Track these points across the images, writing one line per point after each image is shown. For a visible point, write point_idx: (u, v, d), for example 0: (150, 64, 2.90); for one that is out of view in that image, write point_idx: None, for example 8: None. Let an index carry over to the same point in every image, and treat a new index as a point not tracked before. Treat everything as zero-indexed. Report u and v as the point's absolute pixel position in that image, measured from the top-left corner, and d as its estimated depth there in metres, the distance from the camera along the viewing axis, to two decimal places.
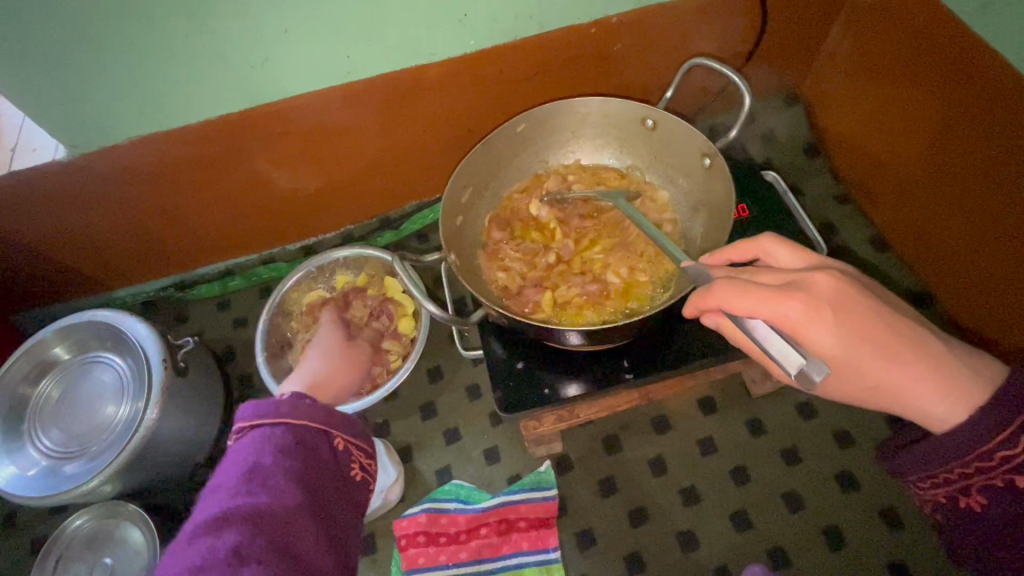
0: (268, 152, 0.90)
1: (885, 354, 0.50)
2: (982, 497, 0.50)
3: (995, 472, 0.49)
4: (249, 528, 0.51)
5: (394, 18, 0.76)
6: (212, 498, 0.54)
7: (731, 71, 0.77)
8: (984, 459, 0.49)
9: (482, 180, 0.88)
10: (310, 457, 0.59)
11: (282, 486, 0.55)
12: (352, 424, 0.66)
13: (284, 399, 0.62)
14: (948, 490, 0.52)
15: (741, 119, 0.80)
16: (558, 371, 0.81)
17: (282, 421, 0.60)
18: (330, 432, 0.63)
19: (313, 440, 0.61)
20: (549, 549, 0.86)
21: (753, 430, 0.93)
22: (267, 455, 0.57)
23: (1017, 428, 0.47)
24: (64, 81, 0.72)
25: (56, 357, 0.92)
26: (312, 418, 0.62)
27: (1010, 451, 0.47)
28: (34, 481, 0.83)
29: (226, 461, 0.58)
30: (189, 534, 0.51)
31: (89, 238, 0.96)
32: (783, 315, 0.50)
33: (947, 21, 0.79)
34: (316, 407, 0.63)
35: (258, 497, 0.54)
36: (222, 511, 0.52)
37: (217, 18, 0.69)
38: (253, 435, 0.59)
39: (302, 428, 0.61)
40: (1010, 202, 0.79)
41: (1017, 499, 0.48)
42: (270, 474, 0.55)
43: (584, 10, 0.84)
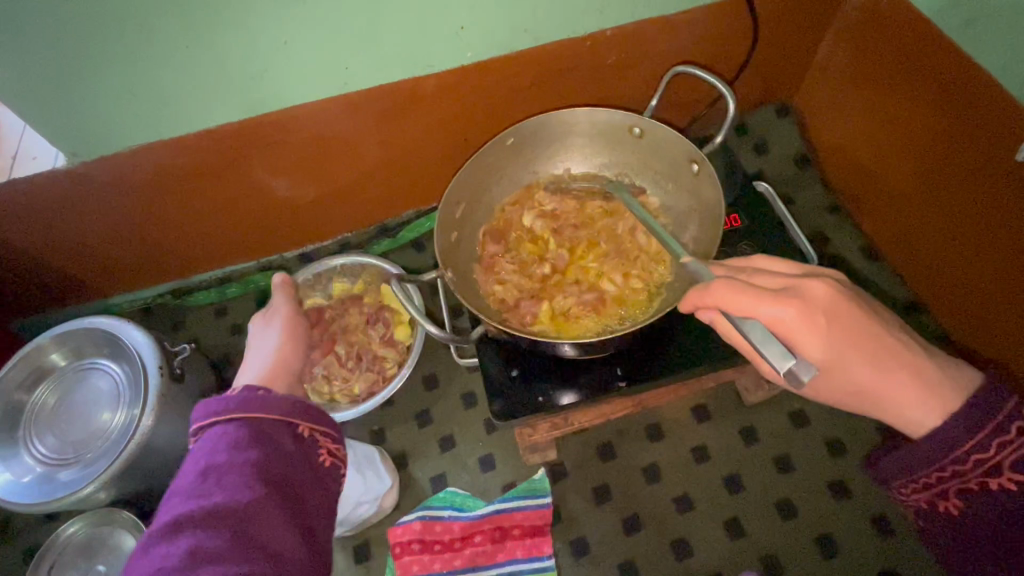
0: (266, 162, 0.91)
1: (869, 360, 0.52)
2: (959, 501, 0.50)
3: (970, 476, 0.49)
4: (201, 530, 0.50)
5: (392, 31, 0.77)
6: (169, 504, 0.53)
7: (714, 77, 0.79)
8: (960, 463, 0.49)
9: (477, 192, 0.89)
10: (266, 447, 0.57)
11: (235, 481, 0.54)
12: (312, 408, 0.63)
13: (235, 393, 0.60)
14: (928, 494, 0.52)
15: (726, 123, 0.82)
16: (553, 379, 0.82)
17: (233, 416, 0.58)
18: (291, 420, 0.60)
19: (271, 430, 0.59)
20: (543, 557, 0.87)
21: (746, 438, 0.94)
22: (220, 453, 0.55)
23: (991, 432, 0.48)
24: (63, 91, 0.73)
25: (52, 363, 0.92)
26: (270, 408, 0.59)
27: (983, 455, 0.48)
28: (28, 488, 0.83)
29: (186, 462, 0.57)
30: (147, 542, 0.50)
31: (86, 245, 0.96)
32: (777, 318, 0.52)
33: (934, 36, 0.81)
34: (271, 398, 0.60)
35: (213, 496, 0.52)
36: (176, 516, 0.51)
37: (217, 31, 0.70)
38: (204, 432, 0.58)
39: (259, 420, 0.58)
40: (1002, 216, 0.80)
41: (993, 503, 0.49)
42: (221, 473, 0.54)
43: (578, 23, 0.85)
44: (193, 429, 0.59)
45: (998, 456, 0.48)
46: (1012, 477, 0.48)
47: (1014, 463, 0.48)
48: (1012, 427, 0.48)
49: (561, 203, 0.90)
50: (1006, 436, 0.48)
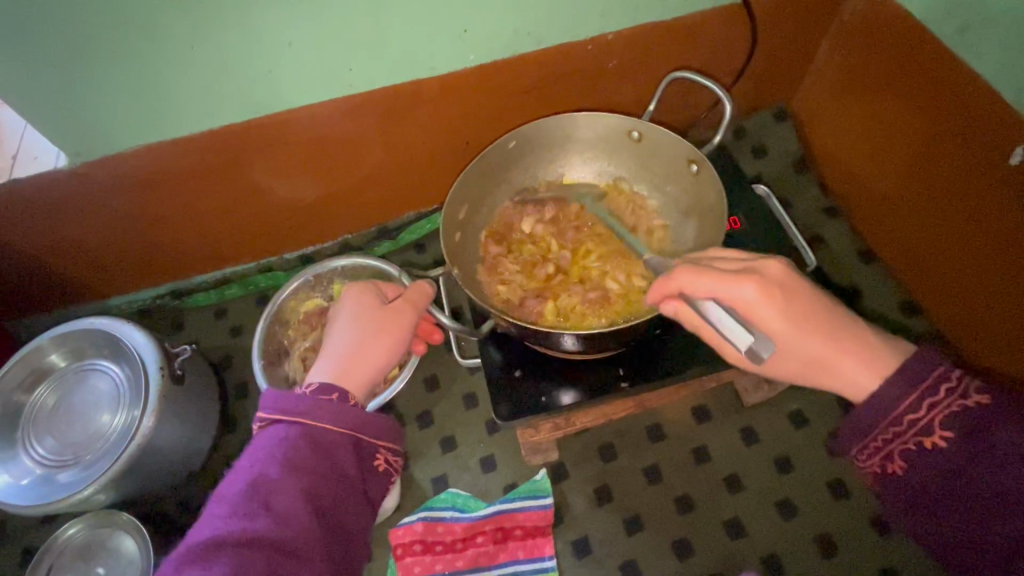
0: (268, 163, 0.91)
1: (827, 337, 0.55)
2: (903, 462, 0.52)
3: (908, 436, 0.51)
4: (245, 552, 0.49)
5: (396, 33, 0.78)
6: (223, 501, 0.53)
7: (711, 81, 0.80)
8: (896, 423, 0.51)
9: (479, 194, 0.90)
10: (323, 465, 0.57)
11: (285, 504, 0.53)
12: (379, 426, 0.63)
13: (309, 395, 0.61)
14: (878, 459, 0.53)
15: (725, 124, 0.82)
16: (556, 379, 0.82)
17: (302, 423, 0.59)
18: (358, 437, 0.61)
19: (333, 443, 0.59)
20: (545, 557, 0.87)
21: (747, 439, 0.94)
22: (283, 461, 0.56)
23: (922, 392, 0.50)
24: (68, 90, 0.73)
25: (51, 364, 0.91)
26: (335, 423, 0.60)
27: (916, 414, 0.51)
28: (27, 490, 0.82)
29: (246, 457, 0.58)
30: (183, 554, 0.49)
31: (87, 245, 0.96)
32: (741, 297, 0.55)
33: (928, 42, 0.82)
34: (341, 412, 0.60)
35: (266, 509, 0.53)
36: (230, 519, 0.51)
37: (222, 31, 0.70)
38: (267, 436, 0.58)
39: (323, 433, 0.59)
40: (999, 220, 0.81)
41: (934, 461, 0.50)
42: (281, 484, 0.54)
43: (581, 27, 0.86)
44: (262, 418, 0.60)
45: (929, 414, 0.50)
46: (943, 434, 0.50)
47: (946, 420, 0.50)
48: (943, 387, 0.50)
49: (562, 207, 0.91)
50: (936, 396, 0.50)
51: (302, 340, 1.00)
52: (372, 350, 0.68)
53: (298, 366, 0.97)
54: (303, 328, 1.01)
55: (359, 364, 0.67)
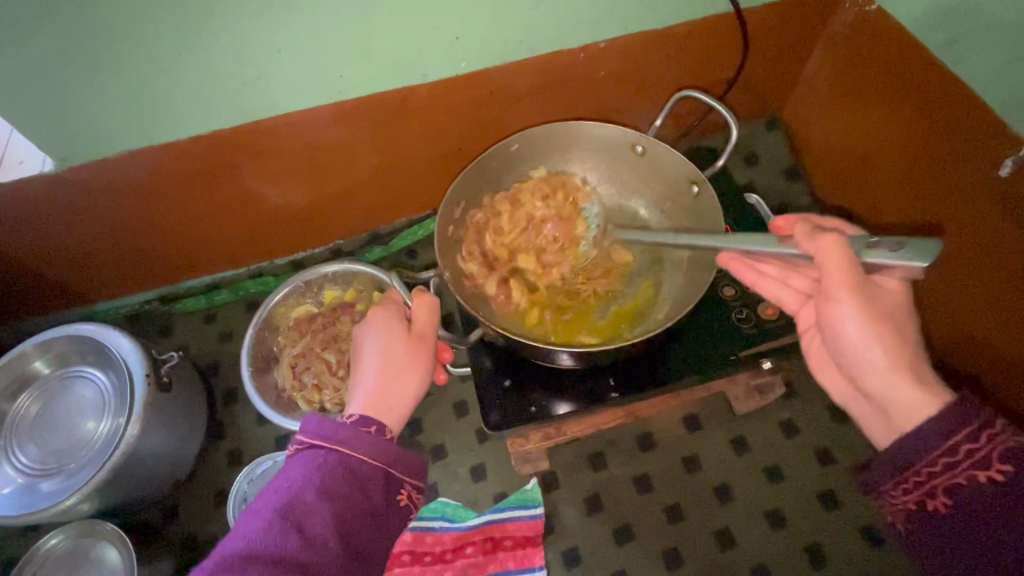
0: (260, 169, 0.91)
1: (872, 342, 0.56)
2: (946, 499, 0.50)
3: (960, 469, 0.49)
4: (273, 572, 0.48)
5: (386, 40, 0.77)
6: (249, 523, 0.52)
7: (720, 104, 0.81)
8: (950, 453, 0.49)
9: (476, 194, 0.88)
10: (356, 495, 0.55)
11: (313, 532, 0.52)
12: (409, 461, 0.61)
13: (346, 421, 0.59)
14: (915, 495, 0.51)
15: (728, 147, 0.83)
16: (547, 389, 0.81)
17: (339, 449, 0.57)
18: (389, 471, 0.59)
19: (368, 474, 0.57)
20: (535, 568, 0.86)
21: (737, 448, 0.94)
22: (312, 489, 0.54)
23: (976, 425, 0.48)
24: (53, 94, 0.72)
25: (35, 371, 0.90)
26: (369, 454, 0.58)
27: (971, 446, 0.48)
28: (8, 500, 0.81)
29: (277, 477, 0.56)
30: (214, 565, 0.48)
31: (74, 249, 0.95)
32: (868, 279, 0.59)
33: (920, 53, 0.83)
34: (376, 443, 0.59)
35: (290, 539, 0.50)
36: (254, 545, 0.49)
37: (211, 38, 0.70)
38: (302, 458, 0.56)
39: (355, 463, 0.57)
40: (999, 240, 0.79)
41: (985, 495, 0.48)
42: (308, 513, 0.52)
43: (572, 35, 0.86)
44: (299, 439, 0.58)
45: (987, 447, 0.48)
46: (1001, 469, 0.47)
47: (1001, 456, 0.47)
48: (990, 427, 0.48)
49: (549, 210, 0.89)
50: (990, 429, 0.48)
51: (291, 346, 1.00)
52: (405, 377, 0.66)
53: (287, 374, 0.97)
54: (293, 333, 1.01)
55: (397, 395, 0.65)
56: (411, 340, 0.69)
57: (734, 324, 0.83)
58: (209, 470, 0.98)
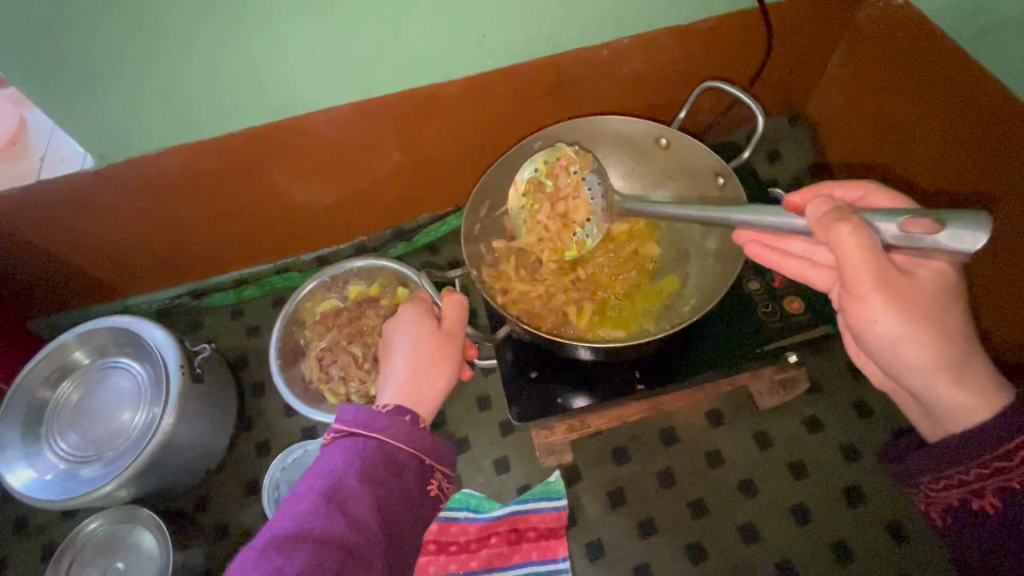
0: (290, 166, 0.93)
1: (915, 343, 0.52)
2: (984, 505, 0.52)
3: (1009, 475, 0.49)
4: (320, 552, 0.49)
5: (415, 38, 0.79)
6: (294, 507, 0.53)
7: (741, 93, 0.81)
8: (1002, 458, 0.50)
9: (500, 196, 0.90)
10: (394, 481, 0.57)
11: (356, 515, 0.53)
12: (441, 450, 0.62)
13: (381, 411, 0.61)
14: (960, 491, 0.53)
15: (752, 140, 0.83)
16: (572, 382, 0.82)
17: (376, 436, 0.58)
18: (423, 459, 0.60)
19: (403, 461, 0.58)
20: (559, 559, 0.87)
21: (761, 443, 0.94)
22: (352, 475, 0.55)
23: (1015, 442, 0.49)
24: (96, 92, 0.74)
25: (74, 361, 0.93)
26: (404, 442, 0.59)
27: (1008, 463, 0.49)
28: (51, 485, 0.84)
29: (317, 464, 0.57)
30: (263, 546, 0.49)
31: (110, 244, 0.98)
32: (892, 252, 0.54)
33: (950, 48, 0.82)
34: (410, 432, 0.60)
35: (334, 523, 0.52)
36: (300, 528, 0.51)
37: (246, 36, 0.71)
38: (342, 445, 0.58)
39: (392, 450, 0.58)
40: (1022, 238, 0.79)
41: None
42: (349, 498, 0.54)
43: (596, 32, 0.86)
44: (337, 428, 0.59)
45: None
46: None
47: None
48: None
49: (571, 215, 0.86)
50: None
51: (318, 340, 1.01)
52: (436, 371, 0.68)
53: (314, 367, 0.99)
54: (319, 328, 1.02)
55: (428, 389, 0.67)
56: (440, 335, 0.70)
57: (759, 318, 0.83)
58: (239, 460, 1.00)
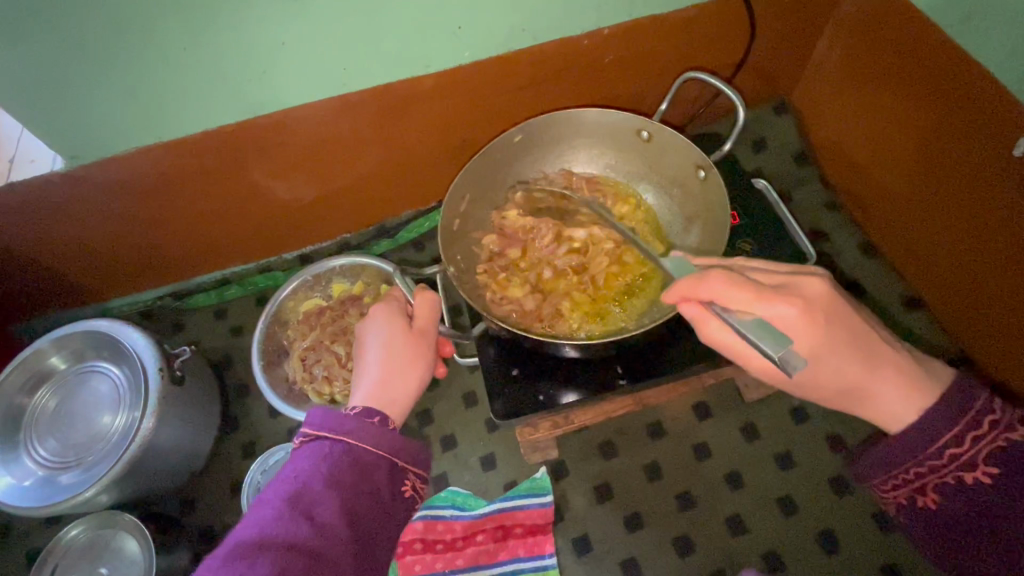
0: (267, 163, 0.91)
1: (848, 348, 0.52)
2: (937, 496, 0.50)
3: (946, 471, 0.49)
4: (284, 560, 0.49)
5: (389, 30, 0.77)
6: (259, 514, 0.52)
7: (723, 84, 0.80)
8: (936, 456, 0.49)
9: (479, 190, 0.89)
10: (363, 484, 0.56)
11: (324, 519, 0.52)
12: (413, 451, 0.62)
13: (350, 413, 0.60)
14: (906, 490, 0.51)
15: (734, 131, 0.82)
16: (555, 378, 0.82)
17: (345, 440, 0.58)
18: (393, 460, 0.60)
19: (373, 464, 0.58)
20: (545, 555, 0.87)
21: (747, 435, 0.94)
22: (319, 478, 0.55)
23: (966, 426, 0.49)
24: (62, 92, 0.72)
25: (52, 366, 0.92)
26: (373, 444, 0.59)
27: (958, 448, 0.49)
28: (30, 492, 0.83)
29: (285, 469, 0.57)
30: (226, 554, 0.49)
31: (87, 246, 0.96)
32: (779, 313, 0.51)
33: (930, 31, 0.81)
34: (381, 433, 0.60)
35: (300, 528, 0.51)
36: (265, 534, 0.50)
37: (214, 33, 0.70)
38: (310, 449, 0.57)
39: (361, 452, 0.58)
40: (1012, 221, 0.79)
41: (971, 494, 0.49)
42: (316, 502, 0.53)
43: (576, 21, 0.85)
44: (305, 432, 0.59)
45: (973, 448, 0.48)
46: (987, 470, 0.48)
47: (988, 457, 0.48)
48: (985, 421, 0.48)
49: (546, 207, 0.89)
50: (980, 431, 0.48)
51: (301, 340, 1.00)
52: (410, 372, 0.67)
53: (297, 366, 0.98)
54: (303, 327, 1.01)
55: (402, 390, 0.66)
56: (413, 336, 0.69)
57: None
58: (223, 462, 1.00)
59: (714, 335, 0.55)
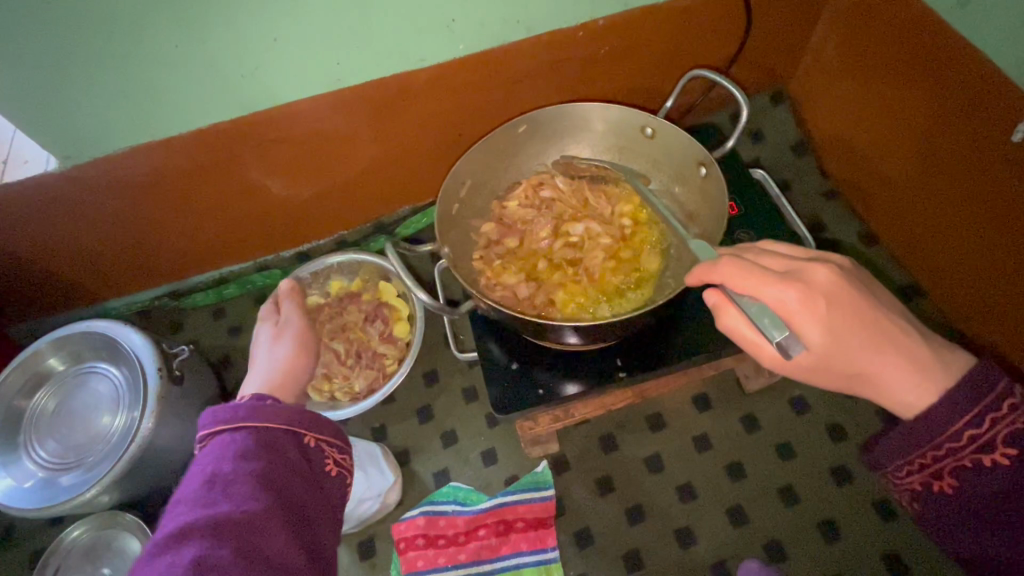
0: (264, 161, 0.91)
1: (860, 337, 0.51)
2: (954, 480, 0.50)
3: (964, 453, 0.49)
4: (212, 537, 0.51)
5: (383, 24, 0.76)
6: (172, 514, 0.54)
7: (731, 82, 0.78)
8: (953, 439, 0.49)
9: (479, 180, 0.90)
10: (274, 457, 0.60)
11: (241, 493, 0.55)
12: (319, 421, 0.67)
13: (242, 402, 0.63)
14: (923, 475, 0.51)
15: (739, 128, 0.81)
16: (557, 371, 0.81)
17: (241, 424, 0.61)
18: (298, 431, 0.64)
19: (280, 439, 0.62)
20: (548, 548, 0.87)
21: (748, 426, 0.94)
22: (227, 461, 0.57)
23: (983, 409, 0.48)
24: (54, 92, 0.72)
25: (51, 368, 0.92)
26: (280, 418, 0.63)
27: (977, 430, 0.48)
28: (31, 493, 0.83)
29: (189, 473, 0.58)
30: (148, 553, 0.50)
31: (82, 247, 0.96)
32: (780, 301, 0.51)
33: (927, 16, 0.80)
34: (279, 408, 0.64)
35: (218, 507, 0.54)
36: (180, 524, 0.52)
37: (205, 29, 0.69)
38: (212, 444, 0.60)
39: (268, 428, 0.62)
40: (1012, 205, 0.78)
41: (989, 478, 0.48)
42: (231, 481, 0.56)
43: (571, 13, 0.84)
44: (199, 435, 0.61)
45: (992, 431, 0.48)
46: (1006, 452, 0.48)
47: (1006, 439, 0.48)
48: (1004, 404, 0.48)
49: (543, 198, 0.89)
50: (998, 413, 0.48)
51: None
52: None
53: None
54: None
55: None
56: None
57: None
58: None
59: (734, 326, 0.57)
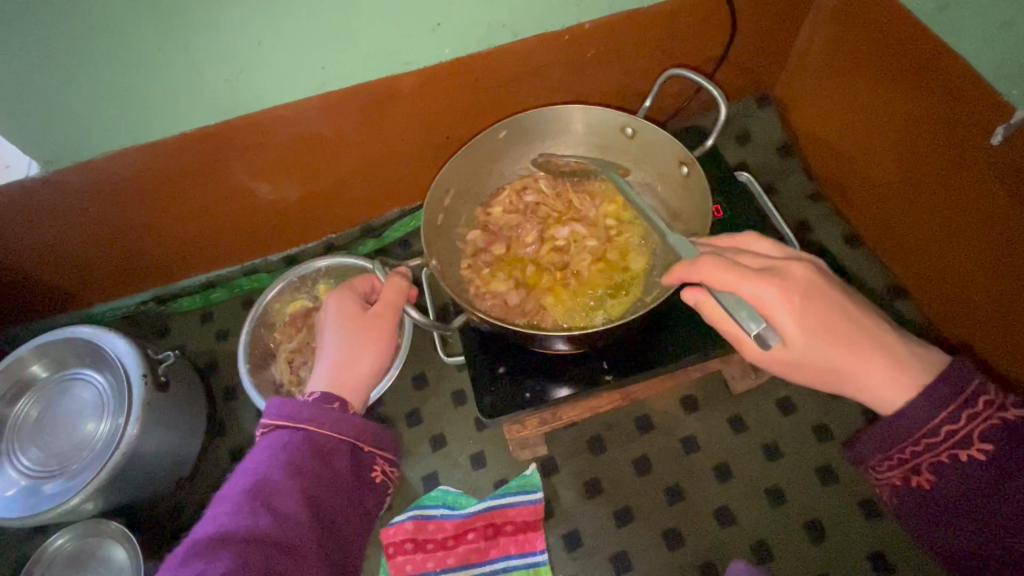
0: (248, 164, 0.90)
1: (835, 340, 0.52)
2: (931, 475, 0.51)
3: (941, 448, 0.49)
4: (244, 551, 0.51)
5: (367, 28, 0.76)
6: (217, 510, 0.54)
7: (705, 79, 0.79)
8: (931, 434, 0.50)
9: (464, 186, 0.90)
10: (323, 469, 0.59)
11: (281, 507, 0.55)
12: (378, 434, 0.65)
13: (308, 402, 0.62)
14: (902, 470, 0.52)
15: (717, 126, 0.81)
16: (543, 374, 0.82)
17: (301, 427, 0.60)
18: (354, 445, 0.63)
19: (334, 449, 0.61)
20: (536, 551, 0.87)
21: (735, 427, 0.94)
22: (277, 469, 0.57)
23: (960, 404, 0.49)
24: (34, 96, 0.71)
25: (34, 375, 0.91)
26: (336, 430, 0.62)
27: (953, 426, 0.49)
28: (13, 501, 0.82)
29: (244, 464, 0.59)
30: (186, 550, 0.51)
31: (66, 252, 0.95)
32: (757, 296, 0.53)
33: (909, 21, 0.81)
34: (340, 419, 0.62)
35: (259, 518, 0.53)
36: (219, 529, 0.52)
37: (187, 33, 0.69)
38: (269, 439, 0.60)
39: (321, 438, 0.61)
40: (993, 208, 0.79)
41: (966, 474, 0.49)
42: (275, 493, 0.55)
43: (556, 17, 0.85)
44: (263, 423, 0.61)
45: (968, 426, 0.48)
46: (982, 448, 0.48)
47: (983, 434, 0.48)
48: (979, 400, 0.48)
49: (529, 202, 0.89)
50: (975, 409, 0.48)
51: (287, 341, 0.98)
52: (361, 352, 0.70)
53: (284, 369, 0.95)
54: (289, 329, 0.99)
55: (354, 371, 0.69)
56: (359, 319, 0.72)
57: None
58: (212, 466, 0.99)
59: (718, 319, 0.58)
